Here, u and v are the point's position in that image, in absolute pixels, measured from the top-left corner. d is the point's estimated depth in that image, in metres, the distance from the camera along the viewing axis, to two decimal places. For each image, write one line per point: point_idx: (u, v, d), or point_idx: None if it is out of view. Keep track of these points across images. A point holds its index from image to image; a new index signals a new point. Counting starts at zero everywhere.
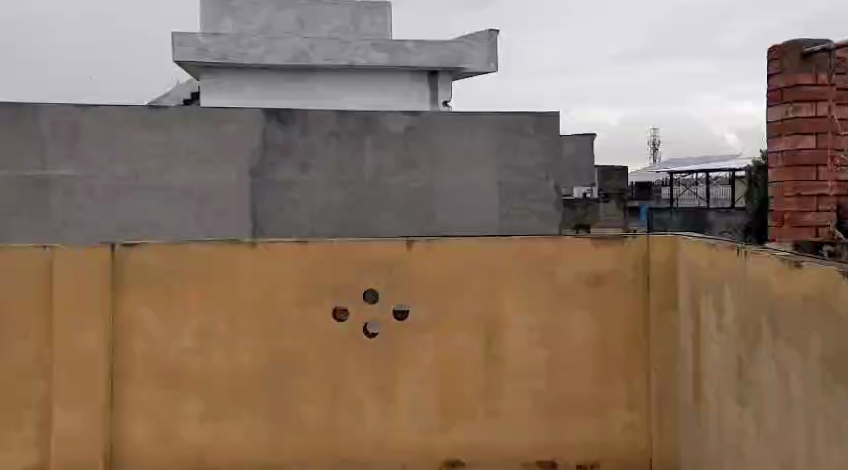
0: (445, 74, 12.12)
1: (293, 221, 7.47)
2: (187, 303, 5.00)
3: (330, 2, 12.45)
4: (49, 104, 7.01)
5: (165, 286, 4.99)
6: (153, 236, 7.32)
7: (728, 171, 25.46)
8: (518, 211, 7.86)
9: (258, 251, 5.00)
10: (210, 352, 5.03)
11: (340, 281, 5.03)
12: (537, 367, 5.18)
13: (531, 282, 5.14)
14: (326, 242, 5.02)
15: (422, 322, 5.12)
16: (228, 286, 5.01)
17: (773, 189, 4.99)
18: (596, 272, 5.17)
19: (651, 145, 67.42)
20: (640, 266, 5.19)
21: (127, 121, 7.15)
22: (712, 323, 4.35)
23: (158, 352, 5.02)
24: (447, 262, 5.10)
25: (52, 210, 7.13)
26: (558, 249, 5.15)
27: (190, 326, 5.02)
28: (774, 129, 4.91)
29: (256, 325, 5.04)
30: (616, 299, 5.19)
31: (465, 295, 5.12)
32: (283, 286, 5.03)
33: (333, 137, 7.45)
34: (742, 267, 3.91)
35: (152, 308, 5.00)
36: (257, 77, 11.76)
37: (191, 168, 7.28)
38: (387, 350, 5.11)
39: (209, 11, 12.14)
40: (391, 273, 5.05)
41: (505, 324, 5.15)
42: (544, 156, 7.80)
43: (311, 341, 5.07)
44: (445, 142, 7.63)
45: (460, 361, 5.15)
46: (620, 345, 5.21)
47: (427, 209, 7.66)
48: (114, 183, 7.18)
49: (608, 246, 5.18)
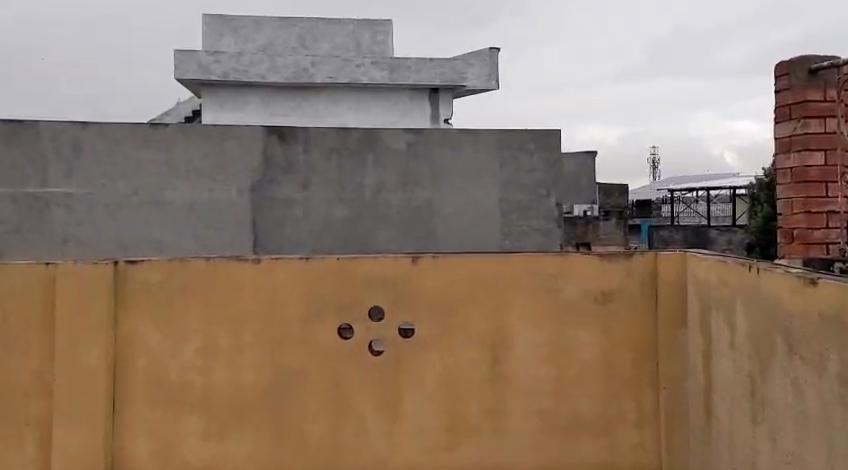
0: (445, 91, 12.12)
1: (295, 238, 7.44)
2: (191, 319, 4.97)
3: (330, 20, 12.49)
4: (50, 122, 7.02)
5: (168, 302, 4.96)
6: (155, 253, 7.29)
7: (729, 188, 25.45)
8: (519, 229, 7.82)
9: (262, 267, 4.97)
10: (213, 368, 4.99)
11: (345, 298, 5.01)
12: (543, 385, 5.13)
13: (536, 299, 5.12)
14: (330, 258, 5.00)
15: (428, 339, 5.08)
16: (231, 302, 4.98)
17: (783, 206, 4.90)
18: (602, 289, 5.15)
19: (651, 162, 67.53)
20: (647, 283, 5.16)
21: (129, 139, 7.17)
22: (722, 340, 4.31)
23: (160, 368, 4.98)
24: (452, 278, 5.07)
25: (53, 226, 7.10)
26: (564, 265, 5.12)
27: (193, 343, 4.98)
28: (783, 146, 4.84)
29: (261, 342, 5.00)
30: (623, 316, 5.16)
31: (471, 312, 5.09)
32: (287, 302, 5.00)
33: (334, 154, 7.43)
34: (753, 283, 3.89)
35: (155, 324, 4.96)
36: (257, 95, 11.77)
37: (193, 185, 7.27)
38: (393, 368, 5.07)
39: (210, 30, 12.23)
40: (396, 290, 5.02)
41: (511, 341, 5.12)
42: (544, 173, 7.77)
43: (315, 358, 5.03)
44: (446, 159, 7.62)
45: (466, 378, 5.10)
46: (627, 362, 5.16)
47: (429, 226, 7.63)
48: (116, 200, 7.19)
49: (613, 262, 5.16)
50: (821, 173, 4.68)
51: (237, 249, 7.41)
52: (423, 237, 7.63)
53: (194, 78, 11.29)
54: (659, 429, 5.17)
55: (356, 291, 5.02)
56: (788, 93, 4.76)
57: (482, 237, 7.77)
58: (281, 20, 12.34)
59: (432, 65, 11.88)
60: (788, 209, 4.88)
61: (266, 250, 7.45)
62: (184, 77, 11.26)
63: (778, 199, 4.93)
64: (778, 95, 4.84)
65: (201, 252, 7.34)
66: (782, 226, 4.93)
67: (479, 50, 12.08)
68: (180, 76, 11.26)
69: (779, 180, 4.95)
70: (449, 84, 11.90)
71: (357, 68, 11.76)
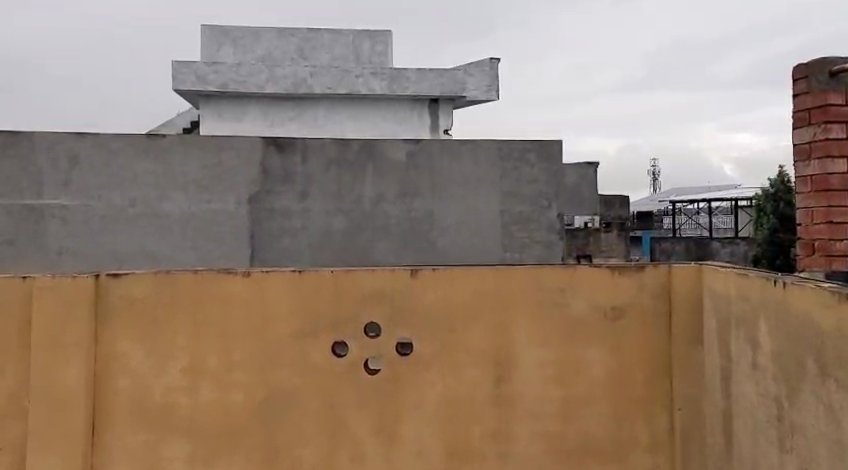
0: (445, 102, 11.97)
1: (293, 251, 7.29)
2: (177, 337, 4.81)
3: (329, 31, 12.38)
4: (45, 133, 6.91)
5: (153, 319, 4.81)
6: (150, 267, 7.13)
7: (730, 200, 25.30)
8: (520, 241, 7.66)
9: (253, 280, 4.84)
10: (202, 388, 4.83)
11: (341, 313, 4.88)
12: (550, 406, 4.97)
13: (543, 314, 4.97)
14: (324, 271, 4.87)
15: (430, 357, 4.92)
16: (223, 317, 4.83)
17: (802, 216, 4.65)
18: (612, 304, 5.01)
19: (651, 174, 67.42)
20: (658, 297, 5.02)
21: (126, 149, 7.04)
22: (742, 359, 4.16)
23: (145, 388, 4.81)
24: (453, 292, 4.93)
25: (48, 238, 6.95)
26: (572, 279, 4.98)
27: (180, 361, 4.81)
28: (802, 152, 4.61)
29: (254, 360, 4.85)
30: (634, 332, 5.01)
31: (475, 328, 4.94)
32: (283, 318, 4.86)
33: (333, 165, 7.30)
34: (779, 299, 3.75)
35: (140, 341, 4.80)
36: (256, 105, 11.64)
37: (190, 197, 7.13)
38: (394, 387, 4.91)
39: (209, 40, 12.11)
40: (393, 305, 4.90)
41: (515, 359, 4.96)
42: (545, 184, 7.62)
43: (310, 377, 4.87)
44: (446, 170, 7.49)
45: (471, 398, 4.94)
46: (638, 382, 5.01)
47: (429, 238, 7.48)
48: (112, 212, 7.04)
49: (623, 275, 5.02)
50: (842, 180, 4.46)
51: (234, 262, 7.24)
52: (424, 250, 7.48)
53: (191, 89, 11.16)
54: (672, 452, 4.99)
55: (353, 307, 4.89)
56: (807, 97, 4.56)
57: (482, 249, 7.61)
58: (280, 30, 12.23)
59: (433, 77, 11.73)
60: (807, 219, 4.63)
61: (263, 264, 7.30)
62: (182, 88, 11.14)
63: (797, 208, 4.68)
64: (796, 100, 4.62)
65: (197, 267, 7.18)
66: (801, 237, 4.68)
67: (479, 60, 11.84)
68: (178, 87, 11.14)
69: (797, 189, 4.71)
70: (449, 94, 11.69)
71: (356, 79, 11.66)
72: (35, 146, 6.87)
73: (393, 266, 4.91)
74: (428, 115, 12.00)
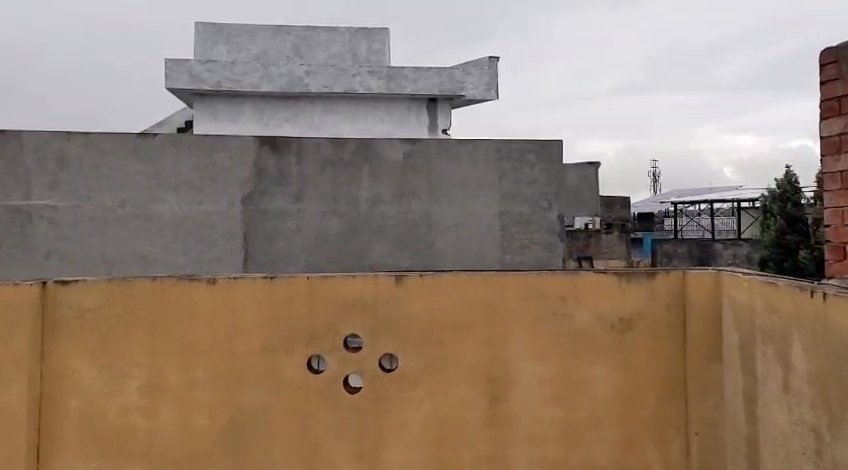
0: (444, 100, 11.33)
1: (287, 254, 7.02)
2: (135, 353, 4.56)
3: (325, 30, 11.85)
4: (34, 132, 6.65)
5: (108, 332, 4.56)
6: (139, 271, 6.85)
7: (734, 203, 25.00)
8: (520, 243, 7.38)
9: (219, 288, 4.58)
10: (160, 410, 4.57)
11: (318, 326, 4.63)
12: (552, 429, 4.71)
13: (542, 326, 4.71)
14: (298, 278, 4.61)
15: (421, 371, 4.67)
16: (189, 330, 4.58)
17: (831, 216, 4.32)
18: (619, 315, 4.74)
19: (652, 175, 67.23)
20: (673, 307, 4.75)
21: (116, 149, 6.78)
22: (770, 378, 3.90)
23: (101, 407, 4.56)
24: (442, 301, 4.68)
25: (35, 242, 6.68)
26: (574, 287, 4.73)
27: (137, 379, 4.56)
28: (831, 146, 4.30)
29: (224, 377, 4.59)
30: (642, 346, 4.75)
31: (469, 341, 4.69)
32: (263, 330, 4.61)
33: (328, 166, 7.03)
34: (816, 314, 3.49)
35: (90, 358, 4.56)
36: (251, 105, 11.12)
37: (182, 198, 6.86)
38: (382, 406, 4.65)
39: (202, 39, 11.55)
40: (376, 317, 4.65)
41: (511, 376, 4.70)
42: (545, 185, 7.34)
43: (292, 395, 4.62)
44: (445, 171, 7.22)
45: (464, 418, 4.68)
46: (648, 401, 4.74)
47: (426, 240, 7.22)
48: (101, 214, 6.77)
49: (632, 281, 4.75)
50: None
51: (226, 265, 6.98)
52: (422, 253, 7.22)
53: (185, 88, 10.59)
54: None
55: (336, 317, 4.63)
56: (837, 85, 4.24)
57: (481, 252, 7.33)
58: (276, 27, 11.64)
59: (431, 74, 11.11)
60: (837, 220, 4.30)
61: (257, 267, 7.02)
62: (175, 87, 10.59)
63: (826, 209, 4.35)
64: (825, 88, 4.31)
65: (188, 270, 6.91)
66: (829, 239, 4.35)
67: (476, 60, 11.39)
68: (171, 86, 10.58)
69: (825, 187, 4.39)
70: (448, 94, 11.16)
71: (352, 78, 11.13)
72: (23, 146, 6.61)
73: (377, 273, 4.65)
74: (428, 114, 11.40)
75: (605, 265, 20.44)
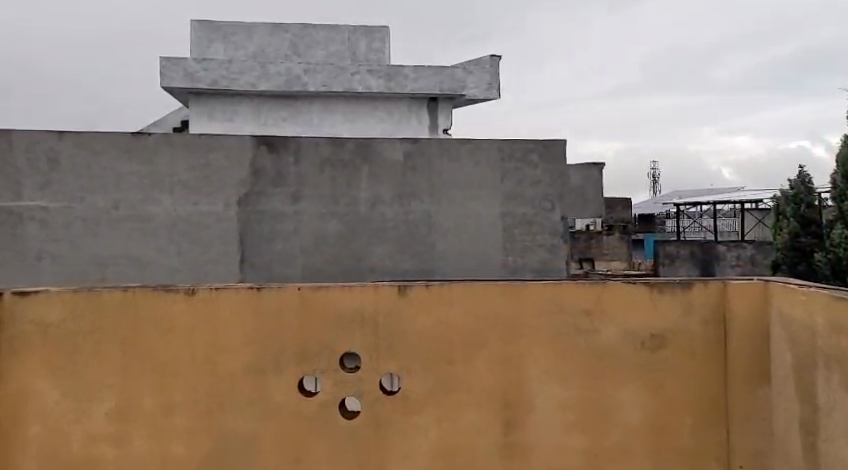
0: (444, 99, 10.75)
1: (285, 255, 6.75)
2: (105, 371, 4.40)
3: (324, 27, 11.30)
4: (24, 131, 6.38)
5: (72, 348, 4.39)
6: (133, 273, 6.58)
7: (738, 205, 24.65)
8: (522, 244, 7.11)
9: (197, 299, 4.41)
10: (132, 437, 4.41)
11: (310, 344, 4.44)
12: (573, 458, 4.56)
13: (564, 343, 4.54)
14: (290, 290, 4.43)
15: (424, 395, 4.50)
16: (165, 349, 4.41)
17: None
18: (653, 332, 4.57)
19: (653, 176, 67.04)
20: (712, 322, 4.57)
21: (109, 149, 6.51)
22: (835, 407, 3.74)
23: (65, 433, 4.40)
24: (446, 317, 4.50)
25: (25, 243, 6.43)
26: (600, 299, 4.55)
27: (106, 403, 4.40)
28: None
29: (203, 401, 4.43)
30: (677, 366, 4.58)
31: (481, 361, 4.53)
32: (247, 347, 4.43)
33: (327, 166, 6.76)
34: None
35: (53, 378, 4.39)
36: (249, 103, 10.59)
37: (178, 199, 6.60)
38: (383, 432, 4.48)
39: (199, 36, 11.05)
40: (374, 331, 4.46)
41: (527, 400, 4.55)
42: (548, 186, 7.08)
43: (286, 420, 4.45)
44: (447, 171, 6.96)
45: (474, 445, 4.53)
46: (685, 429, 4.59)
47: (427, 242, 6.95)
48: (95, 215, 6.51)
49: (665, 293, 4.56)
50: None
51: (224, 267, 6.72)
52: (422, 255, 6.95)
53: (181, 86, 10.13)
54: None
55: (330, 334, 4.45)
56: None
57: (481, 253, 7.07)
58: (274, 25, 11.17)
59: (431, 73, 10.60)
60: None
61: (255, 270, 6.76)
62: (171, 87, 10.09)
63: None
64: None
65: (184, 272, 6.66)
66: None
67: (477, 59, 10.87)
68: (166, 85, 10.09)
69: None
70: (448, 94, 10.60)
71: (352, 77, 10.60)
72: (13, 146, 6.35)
73: (377, 283, 4.48)
74: (428, 113, 10.85)
75: (606, 265, 20.21)
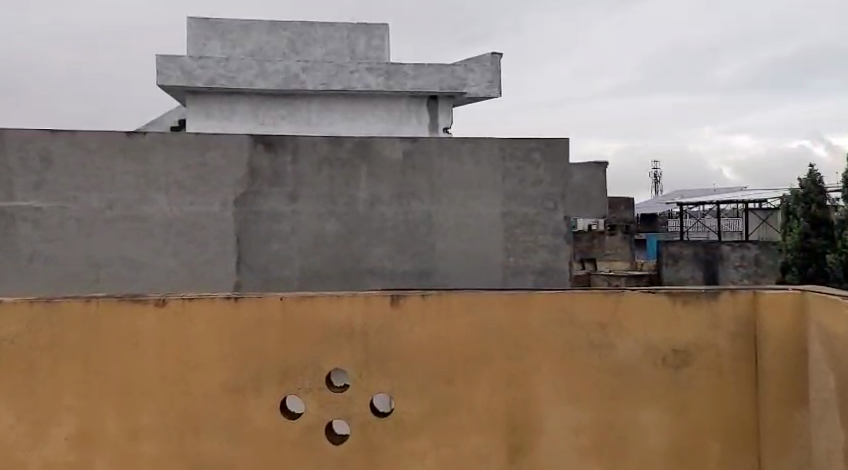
0: (444, 98, 10.56)
1: (282, 256, 6.55)
2: (67, 391, 4.21)
3: (323, 24, 11.06)
4: (16, 129, 6.18)
5: (29, 367, 4.19)
6: (126, 275, 6.37)
7: (742, 204, 24.40)
8: (524, 244, 6.90)
9: (169, 311, 4.20)
10: (96, 461, 4.22)
11: (299, 359, 4.24)
12: None
13: (577, 359, 4.34)
14: (273, 300, 4.23)
15: (423, 416, 4.30)
16: (132, 366, 4.21)
17: None
18: (674, 347, 4.36)
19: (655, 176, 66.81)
20: (739, 336, 4.38)
21: (104, 147, 6.30)
22: None
23: (21, 460, 4.21)
24: (445, 330, 4.30)
25: (18, 244, 6.23)
26: (616, 311, 4.34)
27: (67, 426, 4.22)
28: None
29: (179, 423, 4.23)
30: (703, 384, 4.38)
31: (486, 380, 4.32)
32: (225, 364, 4.23)
33: (325, 165, 6.55)
34: None
35: (11, 399, 4.19)
36: (247, 102, 10.37)
37: (173, 199, 6.39)
38: (373, 456, 4.28)
39: (195, 34, 10.84)
40: (366, 344, 4.26)
41: (534, 422, 4.35)
42: (550, 185, 6.86)
43: (266, 443, 4.25)
44: (448, 170, 6.75)
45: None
46: (712, 454, 4.38)
47: (428, 242, 6.74)
48: (89, 215, 6.30)
49: (690, 305, 4.36)
50: None
51: (221, 267, 6.52)
52: (423, 255, 6.74)
53: (178, 85, 9.90)
54: None
55: (319, 351, 4.24)
56: None
57: (483, 253, 6.86)
58: (272, 23, 10.96)
59: (431, 71, 10.36)
60: None
61: (251, 270, 6.55)
62: (168, 85, 9.86)
63: None
64: None
65: (179, 273, 6.44)
66: None
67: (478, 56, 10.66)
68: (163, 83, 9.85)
69: None
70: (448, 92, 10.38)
71: (351, 75, 10.33)
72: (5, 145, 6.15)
73: (374, 294, 4.27)
74: (427, 112, 10.60)
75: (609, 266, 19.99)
